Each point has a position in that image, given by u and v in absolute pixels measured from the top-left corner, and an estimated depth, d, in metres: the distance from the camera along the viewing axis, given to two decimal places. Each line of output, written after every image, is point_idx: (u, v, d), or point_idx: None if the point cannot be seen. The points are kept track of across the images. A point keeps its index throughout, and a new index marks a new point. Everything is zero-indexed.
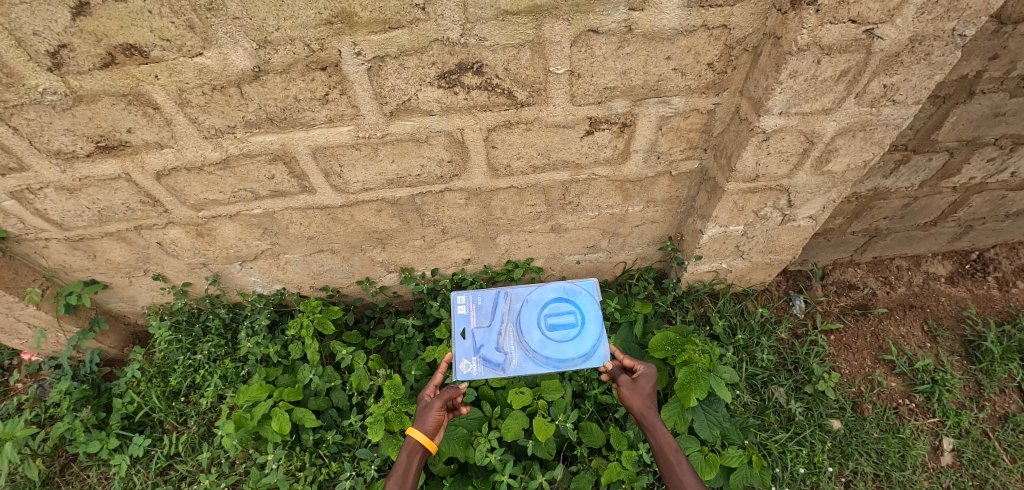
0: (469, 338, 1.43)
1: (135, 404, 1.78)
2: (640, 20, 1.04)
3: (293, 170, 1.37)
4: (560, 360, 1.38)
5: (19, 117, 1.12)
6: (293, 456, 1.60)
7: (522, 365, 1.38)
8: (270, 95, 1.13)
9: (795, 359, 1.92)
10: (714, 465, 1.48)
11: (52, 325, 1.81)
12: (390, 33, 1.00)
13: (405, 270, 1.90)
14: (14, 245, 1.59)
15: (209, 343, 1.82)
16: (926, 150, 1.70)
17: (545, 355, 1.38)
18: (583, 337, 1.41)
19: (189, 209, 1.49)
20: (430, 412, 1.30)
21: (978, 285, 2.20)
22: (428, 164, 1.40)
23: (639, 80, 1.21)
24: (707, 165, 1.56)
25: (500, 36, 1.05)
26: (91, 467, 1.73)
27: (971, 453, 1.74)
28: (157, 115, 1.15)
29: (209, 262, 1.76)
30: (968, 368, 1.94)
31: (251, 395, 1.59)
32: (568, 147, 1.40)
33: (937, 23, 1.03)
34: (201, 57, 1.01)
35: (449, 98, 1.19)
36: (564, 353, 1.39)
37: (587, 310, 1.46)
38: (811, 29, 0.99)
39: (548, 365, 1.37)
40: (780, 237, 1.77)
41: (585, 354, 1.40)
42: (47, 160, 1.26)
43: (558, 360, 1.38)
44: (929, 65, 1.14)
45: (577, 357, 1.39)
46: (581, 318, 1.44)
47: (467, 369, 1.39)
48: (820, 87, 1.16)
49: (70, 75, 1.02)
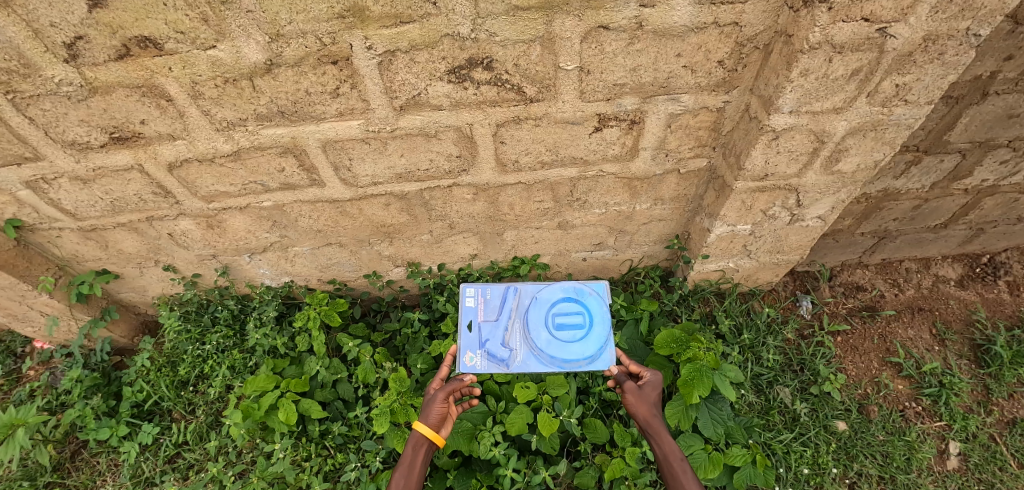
0: (475, 331, 1.44)
1: (145, 393, 1.80)
2: (651, 17, 1.04)
3: (303, 163, 1.38)
4: (564, 360, 1.38)
5: (35, 108, 1.14)
6: (300, 446, 1.62)
7: (527, 362, 1.38)
8: (281, 88, 1.14)
9: (801, 360, 1.92)
10: (717, 464, 1.48)
11: (64, 314, 1.84)
12: (401, 27, 1.01)
13: (412, 265, 1.91)
14: (27, 235, 1.62)
15: (218, 334, 1.85)
16: (937, 152, 1.68)
17: (550, 354, 1.38)
18: (588, 339, 1.41)
19: (201, 201, 1.51)
20: (433, 404, 1.31)
21: (988, 289, 2.18)
22: (437, 158, 1.41)
23: (648, 77, 1.21)
24: (716, 164, 1.56)
25: (511, 31, 1.05)
26: (101, 453, 1.76)
27: (978, 458, 1.72)
28: (170, 107, 1.16)
29: (218, 254, 1.78)
30: (976, 372, 1.93)
31: (258, 385, 1.61)
32: (577, 144, 1.40)
33: (951, 22, 1.02)
34: (214, 50, 1.02)
35: (459, 93, 1.20)
36: (569, 353, 1.39)
37: (593, 312, 1.46)
38: (823, 28, 0.99)
39: (552, 364, 1.38)
40: (787, 237, 1.76)
41: (590, 356, 1.39)
42: (61, 150, 1.28)
43: (563, 360, 1.38)
44: (942, 64, 1.13)
45: (582, 358, 1.38)
46: (588, 320, 1.44)
47: (471, 362, 1.40)
48: (831, 86, 1.15)
49: (85, 66, 1.03)
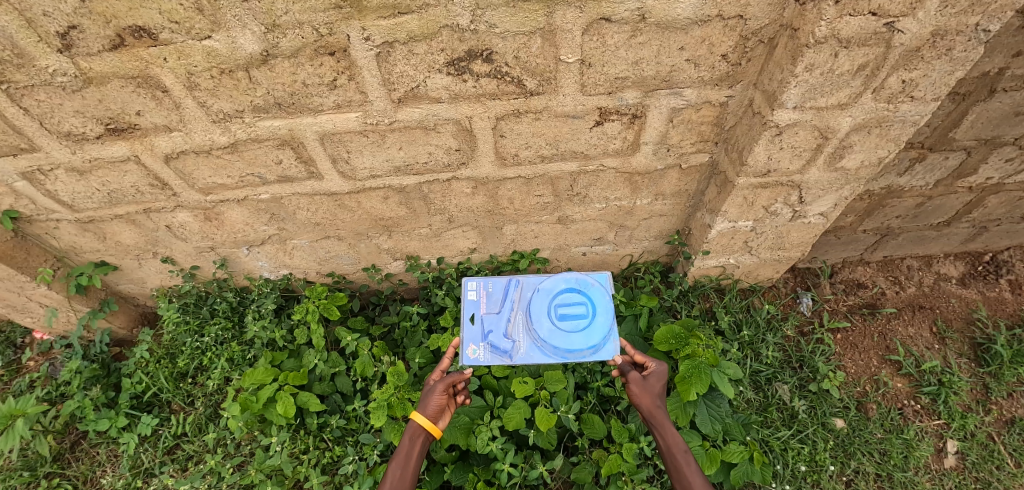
0: (478, 323, 1.44)
1: (144, 384, 1.81)
2: (653, 9, 1.02)
3: (300, 156, 1.37)
4: (567, 350, 1.36)
5: (30, 99, 1.12)
6: (298, 439, 1.61)
7: (530, 354, 1.37)
8: (278, 79, 1.12)
9: (800, 357, 1.91)
10: (714, 461, 1.48)
11: (63, 305, 1.83)
12: (399, 18, 0.99)
13: (411, 258, 1.90)
14: (25, 226, 1.62)
15: (217, 326, 1.85)
16: (942, 149, 1.67)
17: (554, 345, 1.36)
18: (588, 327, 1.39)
19: (198, 193, 1.50)
20: (432, 395, 1.32)
21: (989, 288, 2.16)
22: (435, 152, 1.40)
23: (650, 71, 1.19)
24: (718, 159, 1.54)
25: (512, 23, 1.03)
26: (101, 444, 1.76)
27: (976, 456, 1.72)
28: (165, 98, 1.15)
29: (217, 246, 1.77)
30: (976, 371, 1.92)
31: (257, 378, 1.59)
32: (578, 138, 1.39)
33: (960, 17, 0.99)
34: (210, 40, 1.00)
35: (458, 86, 1.18)
36: (572, 343, 1.37)
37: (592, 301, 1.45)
38: (830, 22, 0.97)
39: (557, 355, 1.36)
40: (789, 233, 1.75)
41: (594, 346, 1.37)
42: (57, 141, 1.27)
43: (566, 350, 1.36)
44: (950, 60, 1.11)
45: (586, 348, 1.36)
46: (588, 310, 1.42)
47: (475, 354, 1.39)
48: (836, 81, 1.13)
49: (80, 56, 1.02)
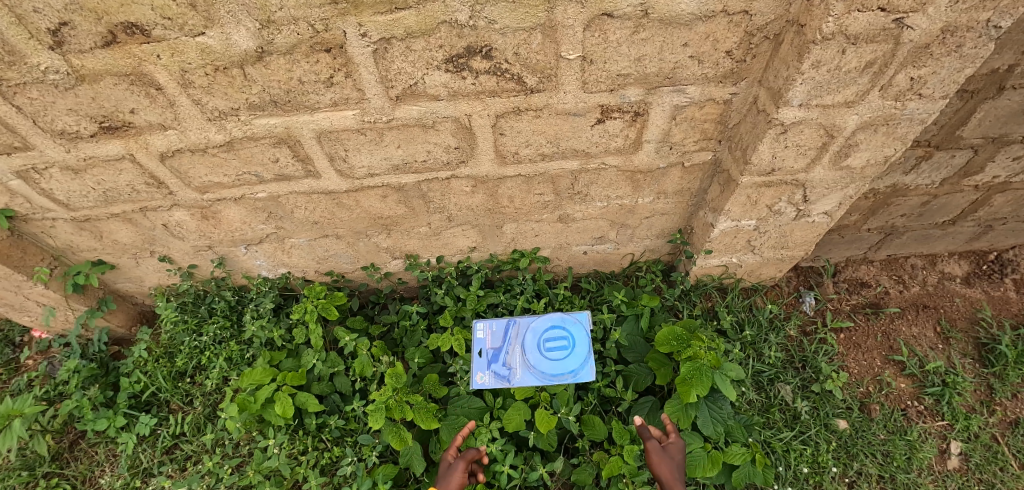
0: (482, 356, 1.61)
1: (142, 384, 1.80)
2: (657, 4, 0.99)
3: (297, 154, 1.35)
4: (555, 375, 1.54)
5: (22, 96, 1.11)
6: (296, 439, 1.60)
7: (524, 379, 1.54)
8: (273, 76, 1.10)
9: (803, 357, 1.89)
10: (716, 463, 1.46)
11: (60, 304, 1.82)
12: (396, 14, 0.97)
13: (410, 257, 1.89)
14: (21, 225, 1.60)
15: (215, 325, 1.84)
16: (949, 147, 1.64)
17: (543, 370, 1.55)
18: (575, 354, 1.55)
19: (194, 192, 1.48)
20: (454, 474, 1.29)
21: (994, 287, 2.14)
22: (434, 150, 1.38)
23: (653, 67, 1.16)
24: (721, 157, 1.52)
25: (511, 19, 1.00)
26: (99, 444, 1.75)
27: (979, 457, 1.71)
28: (159, 96, 1.13)
29: (214, 245, 1.76)
30: (980, 371, 1.90)
31: (255, 378, 1.58)
32: (579, 135, 1.36)
33: (972, 13, 0.97)
34: (204, 37, 0.98)
35: (456, 83, 1.16)
36: (560, 368, 1.55)
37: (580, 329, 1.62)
38: (837, 18, 0.94)
39: (546, 379, 1.54)
40: (792, 232, 1.73)
41: (576, 371, 1.54)
42: (51, 140, 1.25)
43: (553, 375, 1.54)
44: (960, 57, 1.08)
45: (570, 372, 1.54)
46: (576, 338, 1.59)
47: (480, 380, 1.56)
48: (843, 78, 1.11)
49: (71, 53, 1.00)
